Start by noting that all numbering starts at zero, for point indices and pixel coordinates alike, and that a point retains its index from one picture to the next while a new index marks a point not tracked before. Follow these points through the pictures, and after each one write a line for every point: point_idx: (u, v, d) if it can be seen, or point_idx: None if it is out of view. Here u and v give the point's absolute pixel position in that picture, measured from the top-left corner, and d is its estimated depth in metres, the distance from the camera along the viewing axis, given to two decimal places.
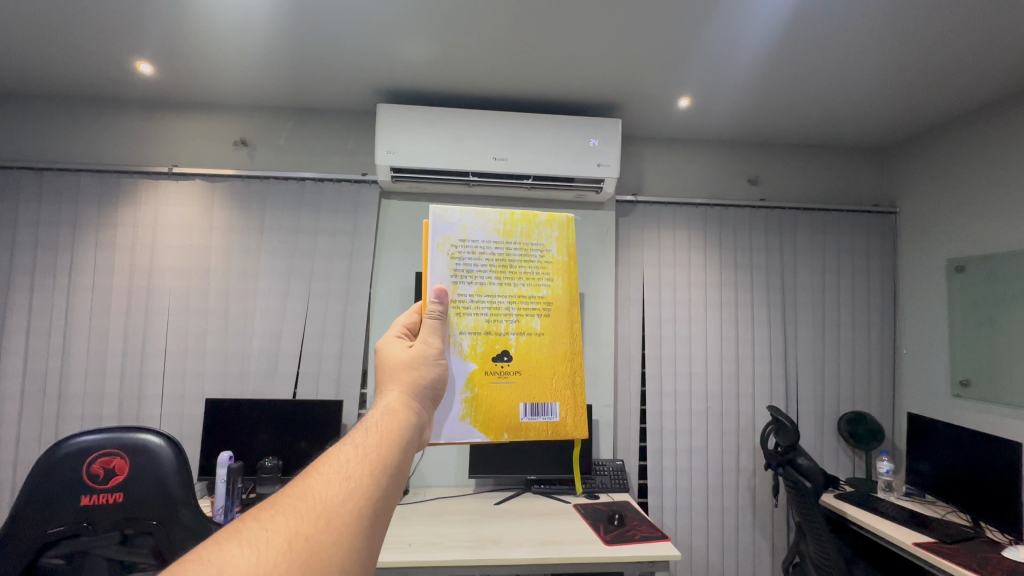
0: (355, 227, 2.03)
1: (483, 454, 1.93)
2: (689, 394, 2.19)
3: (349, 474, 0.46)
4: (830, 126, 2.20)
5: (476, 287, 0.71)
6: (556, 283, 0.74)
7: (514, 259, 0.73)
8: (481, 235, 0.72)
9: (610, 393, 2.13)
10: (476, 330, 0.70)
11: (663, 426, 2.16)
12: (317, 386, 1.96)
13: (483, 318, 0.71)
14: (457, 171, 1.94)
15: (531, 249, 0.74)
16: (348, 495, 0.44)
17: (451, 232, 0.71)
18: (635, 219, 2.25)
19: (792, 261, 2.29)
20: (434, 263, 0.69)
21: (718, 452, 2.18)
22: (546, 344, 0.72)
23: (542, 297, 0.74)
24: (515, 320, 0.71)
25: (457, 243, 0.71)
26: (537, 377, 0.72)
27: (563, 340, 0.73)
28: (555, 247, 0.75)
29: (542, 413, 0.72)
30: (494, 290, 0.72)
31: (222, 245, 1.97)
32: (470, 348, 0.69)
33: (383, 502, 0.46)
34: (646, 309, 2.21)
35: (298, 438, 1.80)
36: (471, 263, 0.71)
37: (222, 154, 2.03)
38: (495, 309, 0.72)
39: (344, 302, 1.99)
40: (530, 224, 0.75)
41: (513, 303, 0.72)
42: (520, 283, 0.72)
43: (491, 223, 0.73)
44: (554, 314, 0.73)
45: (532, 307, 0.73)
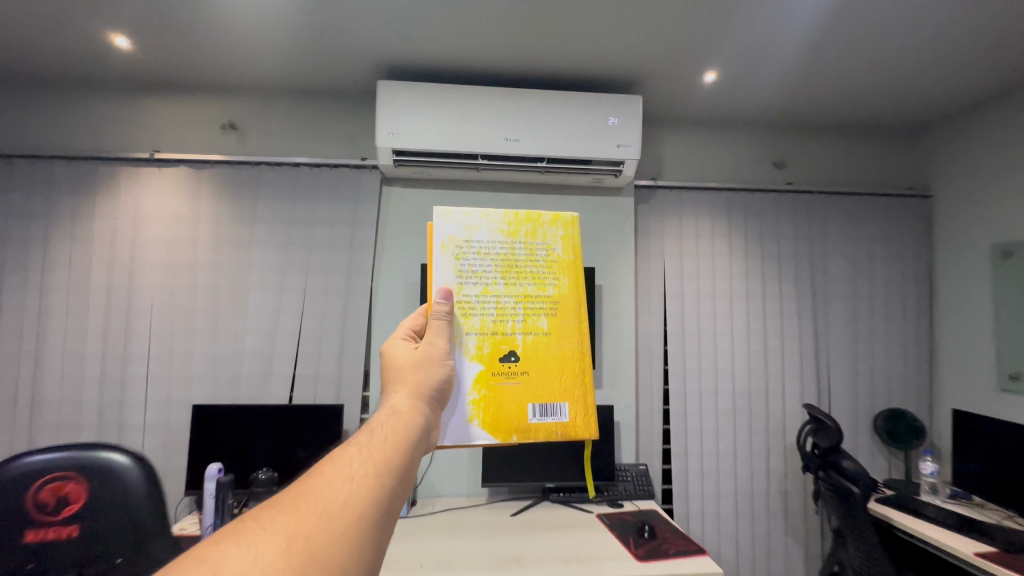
0: (355, 216, 1.86)
1: (497, 461, 1.77)
2: (716, 392, 2.04)
3: (352, 474, 0.45)
4: (865, 105, 2.05)
5: (482, 287, 0.81)
6: (560, 282, 0.84)
7: (518, 259, 0.83)
8: (485, 237, 0.83)
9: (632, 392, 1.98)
10: (482, 330, 0.79)
11: (688, 428, 2.01)
12: (316, 389, 1.80)
13: (489, 318, 0.81)
14: (465, 153, 1.79)
15: (536, 249, 0.85)
16: (352, 494, 0.43)
17: (455, 234, 0.82)
18: (654, 206, 2.10)
19: (822, 250, 2.15)
20: (441, 263, 0.80)
21: (746, 455, 2.03)
22: (552, 344, 0.81)
23: (547, 296, 0.83)
24: (521, 320, 0.81)
25: (462, 245, 0.82)
26: (544, 378, 0.80)
27: (570, 339, 0.83)
28: (558, 248, 0.85)
29: (551, 413, 0.80)
30: (500, 291, 0.82)
31: (210, 237, 1.81)
32: (476, 349, 0.79)
33: (388, 501, 0.44)
34: (668, 301, 2.05)
35: (296, 445, 1.65)
36: (476, 264, 0.82)
37: (208, 138, 1.87)
38: (501, 309, 0.81)
39: (344, 297, 1.84)
40: (534, 226, 0.85)
41: (518, 304, 0.81)
42: (526, 283, 0.82)
43: (495, 225, 0.83)
44: (559, 313, 0.82)
45: (538, 306, 0.82)
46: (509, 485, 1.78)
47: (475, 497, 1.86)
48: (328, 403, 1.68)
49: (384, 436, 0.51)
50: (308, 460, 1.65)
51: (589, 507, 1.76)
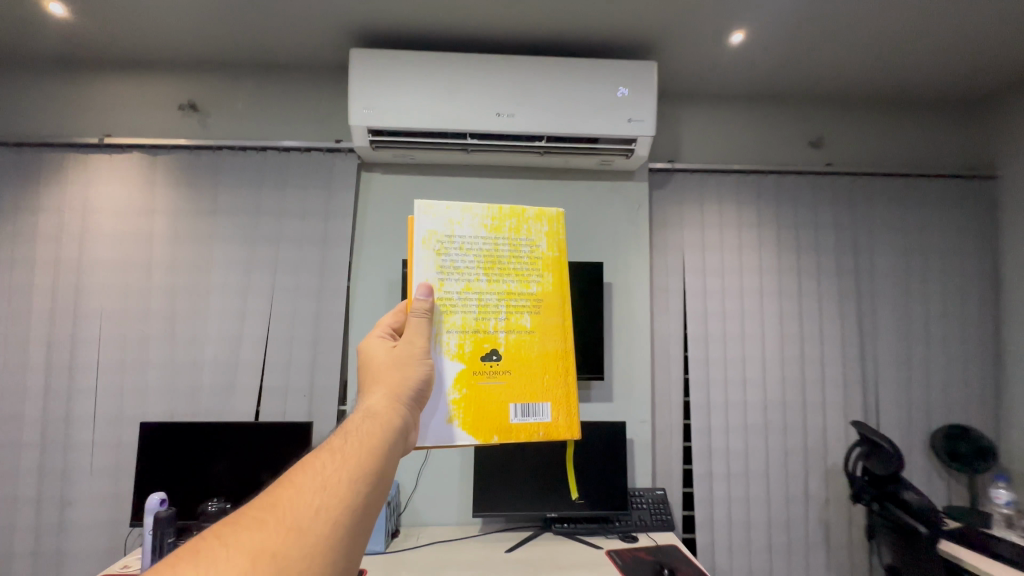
0: (328, 206, 1.64)
1: (491, 486, 1.54)
2: (745, 405, 1.77)
3: (326, 480, 0.45)
4: (921, 72, 1.75)
5: (464, 284, 0.82)
6: (543, 280, 0.86)
7: (501, 256, 0.85)
8: (468, 233, 0.84)
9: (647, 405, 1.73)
10: (464, 328, 0.80)
11: (713, 446, 1.75)
12: (285, 403, 1.58)
13: (470, 316, 0.81)
14: (451, 132, 1.55)
15: (520, 245, 0.87)
16: (325, 501, 0.43)
17: (437, 229, 0.83)
18: (672, 192, 1.84)
19: (867, 240, 1.86)
20: (424, 259, 0.80)
21: (781, 477, 1.76)
22: (534, 342, 0.83)
23: (530, 294, 0.85)
24: (502, 317, 0.83)
25: (444, 240, 0.83)
26: (525, 376, 0.81)
27: (552, 338, 0.84)
28: (542, 244, 0.87)
29: (533, 413, 0.82)
30: (482, 287, 0.83)
31: (167, 232, 1.60)
32: (458, 346, 0.80)
33: (362, 508, 0.45)
34: (689, 301, 1.79)
35: (258, 469, 1.43)
36: (458, 260, 0.82)
37: (167, 120, 1.67)
38: (484, 306, 0.82)
39: (317, 298, 1.61)
40: (518, 222, 0.88)
41: (500, 301, 0.83)
42: (509, 280, 0.83)
43: (477, 220, 0.84)
44: (541, 311, 0.84)
45: (521, 303, 0.83)
46: (504, 516, 1.54)
47: (465, 526, 1.64)
48: (298, 421, 1.47)
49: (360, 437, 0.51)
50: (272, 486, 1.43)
51: (598, 541, 1.51)
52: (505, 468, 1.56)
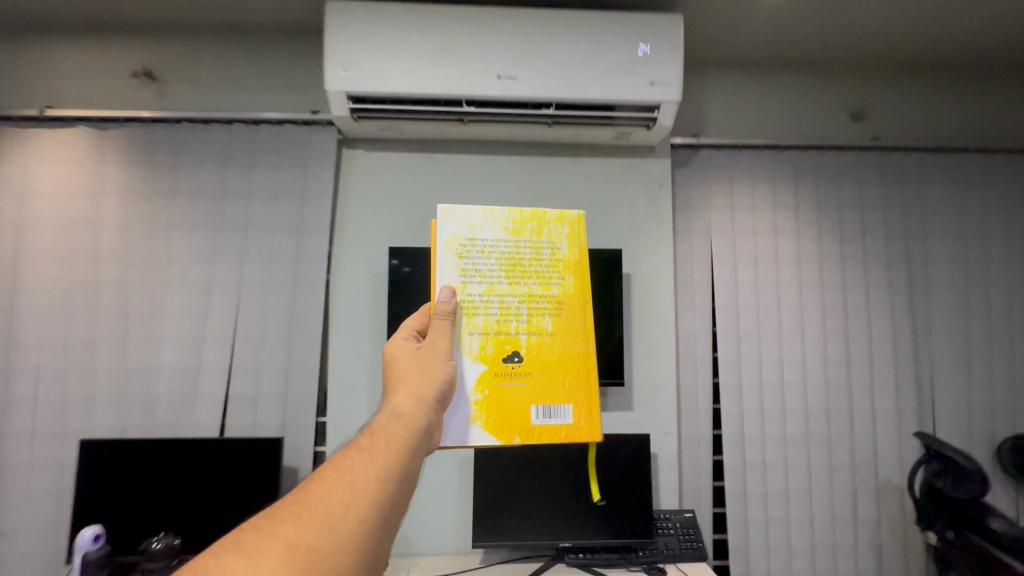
0: (304, 187, 1.42)
1: (492, 510, 1.34)
2: (784, 413, 1.55)
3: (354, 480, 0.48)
4: (981, 31, 1.53)
5: (486, 286, 0.89)
6: (565, 281, 0.92)
7: (522, 258, 0.92)
8: (489, 237, 0.91)
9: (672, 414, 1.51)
10: (485, 331, 0.87)
11: (748, 461, 1.53)
12: (254, 415, 1.36)
13: (492, 318, 0.88)
14: (445, 98, 1.33)
15: (541, 248, 0.93)
16: (353, 501, 0.46)
17: (458, 231, 0.90)
18: (697, 171, 1.62)
19: (918, 224, 1.64)
20: (447, 262, 0.88)
21: (825, 496, 1.53)
22: (558, 344, 0.89)
23: (552, 294, 0.92)
24: (526, 319, 0.89)
25: (465, 243, 0.90)
26: (548, 378, 0.88)
27: (577, 340, 0.90)
28: (565, 246, 0.94)
29: (555, 414, 0.87)
30: (504, 289, 0.90)
31: (117, 218, 1.39)
32: (479, 348, 0.86)
33: (386, 512, 0.48)
34: (718, 294, 1.57)
35: (217, 493, 1.22)
36: (479, 262, 0.89)
37: (121, 91, 1.46)
38: (504, 309, 0.89)
39: (291, 293, 1.40)
40: (540, 224, 0.93)
41: (524, 303, 0.90)
42: (531, 282, 0.90)
43: (500, 222, 0.92)
44: (564, 311, 0.91)
45: (542, 303, 0.90)
46: (509, 545, 1.32)
47: (464, 556, 1.41)
48: (266, 438, 1.25)
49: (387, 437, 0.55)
50: (236, 513, 1.21)
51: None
52: (509, 489, 1.36)
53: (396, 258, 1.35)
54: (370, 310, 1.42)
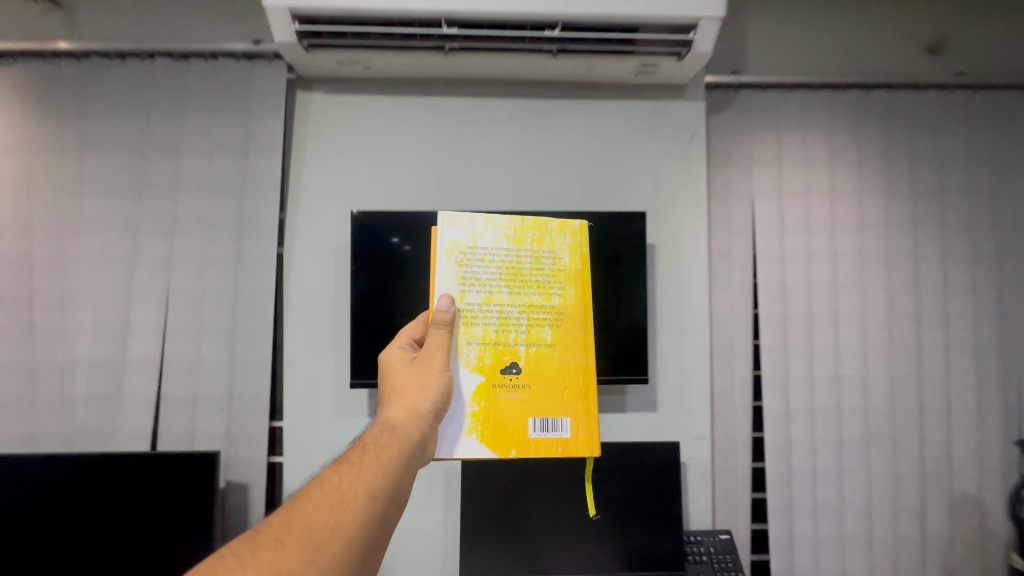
0: (246, 138, 1.14)
1: (486, 533, 1.11)
2: (839, 412, 1.28)
3: (346, 497, 0.56)
4: None
5: (485, 295, 0.81)
6: (566, 292, 0.84)
7: (523, 268, 0.83)
8: (491, 245, 0.83)
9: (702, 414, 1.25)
10: (484, 340, 0.79)
11: (795, 470, 1.27)
12: (192, 421, 1.11)
13: (491, 328, 0.80)
14: (419, 17, 1.01)
15: (542, 257, 0.84)
16: (341, 520, 0.54)
17: (460, 241, 0.82)
18: (736, 116, 1.31)
19: (1007, 182, 1.34)
20: (446, 270, 0.80)
21: (887, 511, 1.27)
22: (555, 357, 0.82)
23: (552, 306, 0.83)
24: (524, 330, 0.81)
25: (466, 253, 0.82)
26: (548, 392, 0.80)
27: (571, 352, 0.83)
28: (566, 255, 0.85)
29: (553, 428, 0.79)
30: (503, 299, 0.81)
31: (16, 178, 1.12)
32: (476, 358, 0.78)
33: (374, 525, 0.56)
34: (761, 269, 1.28)
35: (146, 516, 1.00)
36: (480, 271, 0.81)
37: (20, 20, 1.17)
38: (504, 319, 0.81)
39: (232, 271, 1.13)
40: (541, 233, 0.84)
41: (521, 314, 0.82)
42: (531, 292, 0.82)
43: (501, 232, 0.83)
44: (563, 323, 0.83)
45: (542, 315, 0.82)
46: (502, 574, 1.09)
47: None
48: (196, 452, 1.01)
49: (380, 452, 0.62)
50: (168, 541, 0.99)
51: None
52: (503, 508, 1.12)
53: (408, 243, 1.10)
54: (333, 292, 1.16)
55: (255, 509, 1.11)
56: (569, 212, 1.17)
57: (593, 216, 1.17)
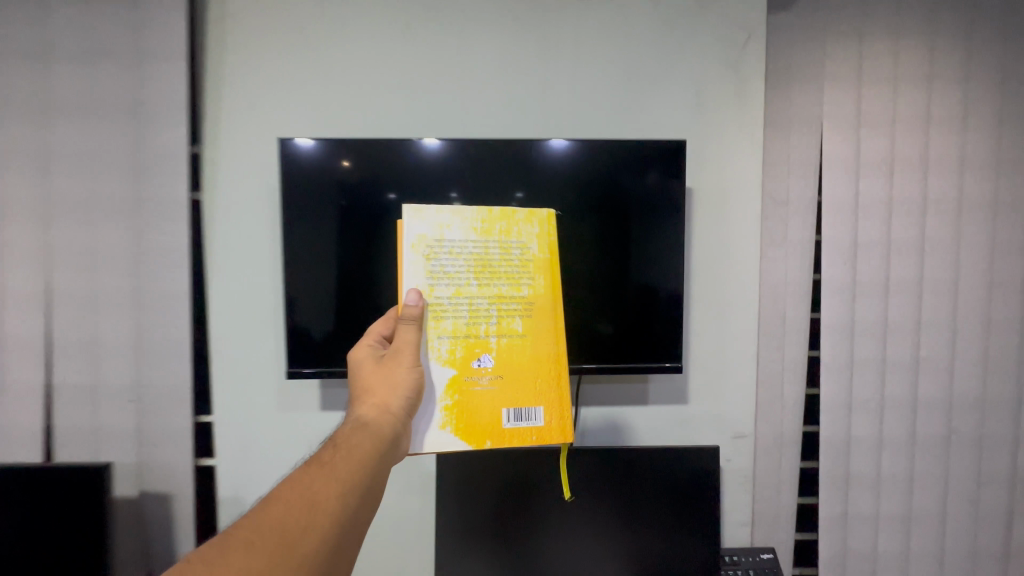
0: (140, 41, 0.84)
1: (470, 558, 0.88)
2: (914, 403, 1.02)
3: (316, 498, 0.50)
4: None
5: (454, 288, 0.67)
6: (538, 283, 0.70)
7: (491, 258, 0.69)
8: (457, 232, 0.68)
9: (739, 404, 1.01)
10: (455, 334, 0.66)
11: (854, 473, 1.02)
12: (93, 415, 0.87)
13: (461, 321, 0.67)
14: None
15: (511, 247, 0.69)
16: (308, 528, 0.48)
17: (424, 232, 0.67)
18: (803, 15, 0.98)
19: None
20: (409, 266, 0.66)
21: (965, 521, 1.04)
22: (528, 346, 0.68)
23: (523, 298, 0.69)
24: (496, 321, 0.68)
25: (432, 245, 0.67)
26: (523, 382, 0.68)
27: (546, 340, 0.69)
28: (535, 245, 0.70)
29: (527, 418, 0.67)
30: (472, 292, 0.68)
31: None
32: (448, 352, 0.66)
33: (347, 528, 0.50)
34: (826, 221, 0.99)
35: (30, 545, 0.77)
36: (448, 264, 0.67)
37: None
38: (474, 312, 0.67)
39: (134, 224, 0.86)
40: (508, 221, 0.69)
41: (491, 306, 0.68)
42: (500, 284, 0.68)
43: (467, 220, 0.68)
44: (536, 316, 0.69)
45: (512, 308, 0.68)
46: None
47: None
48: (76, 465, 0.77)
49: (349, 453, 0.55)
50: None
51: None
52: (493, 529, 0.88)
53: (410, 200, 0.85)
54: (273, 255, 0.90)
55: (180, 522, 0.89)
56: (581, 146, 0.87)
57: (617, 152, 0.88)
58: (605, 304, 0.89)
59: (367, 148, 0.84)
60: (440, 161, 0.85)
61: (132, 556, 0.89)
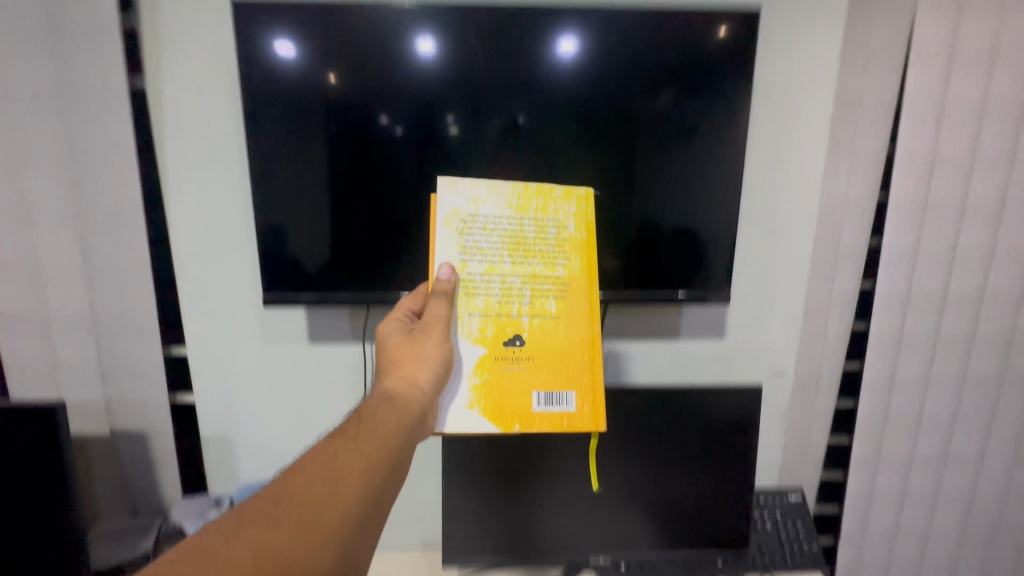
0: None
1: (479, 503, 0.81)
2: (971, 339, 0.91)
3: (339, 472, 0.45)
4: None
5: (486, 265, 0.58)
6: (574, 265, 0.60)
7: (526, 236, 0.59)
8: (492, 207, 0.59)
9: (774, 339, 0.90)
10: (486, 312, 0.58)
11: (894, 414, 0.94)
12: (42, 348, 0.76)
13: (493, 300, 0.58)
14: None
15: (546, 226, 0.60)
16: (332, 502, 0.43)
17: (458, 205, 0.59)
18: None
19: None
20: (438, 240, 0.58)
21: (1003, 462, 0.97)
22: (562, 328, 0.59)
23: (557, 279, 0.60)
24: (530, 301, 0.59)
25: (466, 219, 0.58)
26: (556, 367, 0.59)
27: (581, 322, 0.59)
28: (573, 224, 0.60)
29: (558, 403, 0.58)
30: (504, 270, 0.59)
31: None
32: (479, 330, 0.58)
33: (371, 506, 0.45)
34: (905, 127, 0.82)
35: None
36: (481, 240, 0.58)
37: None
38: (506, 290, 0.59)
39: (62, 117, 0.70)
40: (546, 197, 0.60)
41: (525, 285, 0.59)
42: (533, 264, 0.59)
43: (503, 193, 0.59)
44: (572, 300, 0.60)
45: (546, 289, 0.59)
46: (490, 552, 0.81)
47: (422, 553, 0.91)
48: (20, 407, 0.66)
49: (376, 426, 0.49)
50: (30, 520, 0.69)
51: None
52: (499, 466, 0.80)
53: (403, 125, 0.70)
54: (239, 170, 0.74)
55: (161, 462, 0.81)
56: (601, 41, 0.70)
57: (634, 63, 0.71)
58: (618, 244, 0.76)
59: (359, 59, 0.68)
60: (434, 76, 0.69)
61: (113, 494, 0.82)
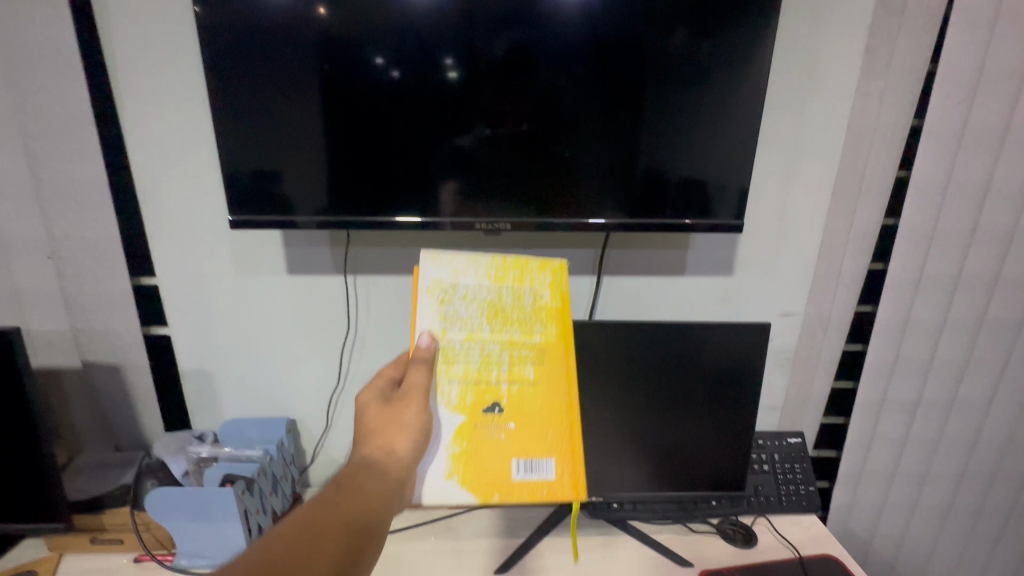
0: None
1: None
2: (994, 282, 0.86)
3: (322, 533, 0.42)
4: None
5: (466, 333, 0.58)
6: (550, 333, 0.59)
7: (503, 303, 0.59)
8: (472, 276, 0.59)
9: (785, 279, 0.85)
10: (465, 379, 0.57)
11: (903, 359, 0.90)
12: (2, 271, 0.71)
13: (472, 366, 0.58)
14: None
15: (522, 295, 0.59)
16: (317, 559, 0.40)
17: (440, 275, 0.58)
18: None
19: None
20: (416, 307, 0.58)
21: (1011, 409, 0.94)
22: (541, 395, 0.58)
23: (534, 345, 0.59)
24: (507, 367, 0.58)
25: (447, 289, 0.58)
26: (535, 433, 0.57)
27: (558, 388, 0.58)
28: (548, 294, 0.59)
29: (536, 471, 0.56)
30: (482, 339, 0.58)
31: None
32: (458, 398, 0.57)
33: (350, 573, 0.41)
34: (949, 40, 0.73)
35: None
36: (460, 309, 0.58)
37: None
38: (485, 358, 0.58)
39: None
40: (522, 269, 0.59)
41: (504, 352, 0.58)
42: (510, 330, 0.58)
43: (482, 264, 0.59)
44: (549, 368, 0.59)
45: (524, 356, 0.58)
46: None
47: None
48: None
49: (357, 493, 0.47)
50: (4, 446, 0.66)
51: (652, 532, 0.82)
52: None
53: (400, 66, 0.61)
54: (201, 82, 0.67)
55: (142, 396, 0.79)
56: None
57: None
58: (622, 197, 0.68)
59: None
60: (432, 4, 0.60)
61: (94, 428, 0.80)
